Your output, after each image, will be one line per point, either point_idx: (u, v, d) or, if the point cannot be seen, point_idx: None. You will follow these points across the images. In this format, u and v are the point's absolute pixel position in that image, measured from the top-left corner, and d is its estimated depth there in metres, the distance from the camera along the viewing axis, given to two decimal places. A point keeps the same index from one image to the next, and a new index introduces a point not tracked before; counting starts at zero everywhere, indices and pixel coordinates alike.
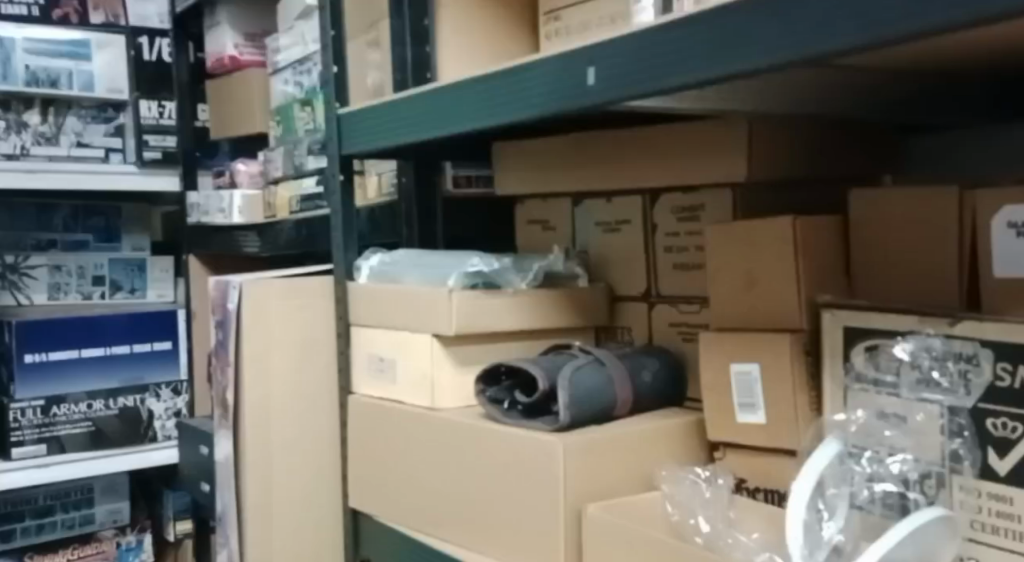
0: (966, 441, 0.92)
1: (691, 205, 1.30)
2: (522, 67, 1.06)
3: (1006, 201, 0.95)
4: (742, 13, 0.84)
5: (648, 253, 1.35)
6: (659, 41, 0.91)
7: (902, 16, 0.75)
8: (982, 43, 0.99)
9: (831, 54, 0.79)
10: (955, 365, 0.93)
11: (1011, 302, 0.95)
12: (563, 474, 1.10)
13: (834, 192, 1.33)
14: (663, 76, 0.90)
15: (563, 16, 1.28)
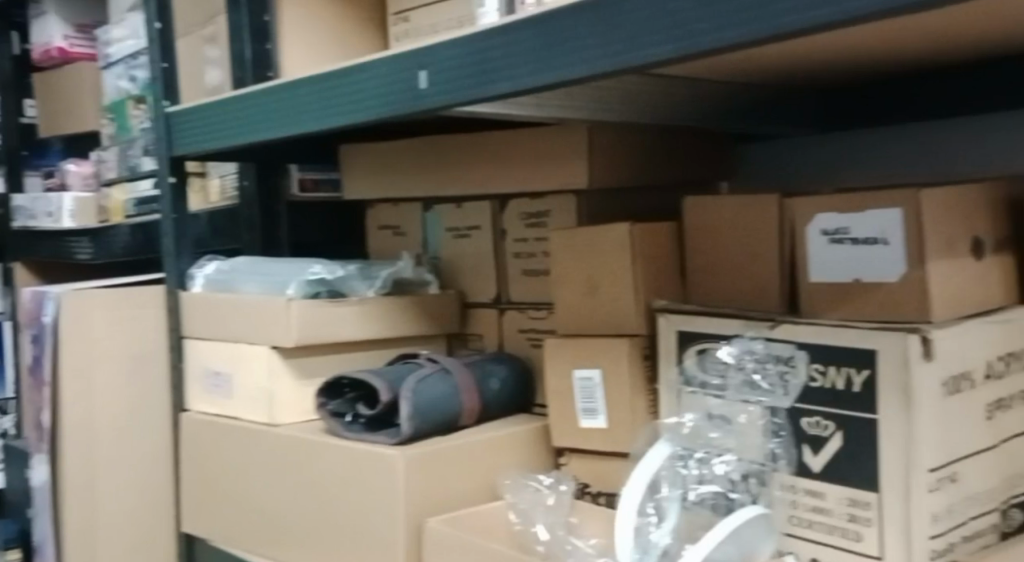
0: (784, 439, 0.96)
1: (537, 211, 1.31)
2: (355, 68, 1.05)
3: (819, 208, 0.99)
4: (565, 21, 0.86)
5: (498, 259, 1.36)
6: (489, 47, 0.92)
7: (712, 29, 0.77)
8: (797, 54, 1.02)
9: (649, 65, 0.81)
10: (775, 367, 0.96)
11: (825, 307, 0.99)
12: (400, 485, 1.09)
13: (671, 199, 1.37)
14: (493, 82, 0.91)
15: (411, 17, 1.28)
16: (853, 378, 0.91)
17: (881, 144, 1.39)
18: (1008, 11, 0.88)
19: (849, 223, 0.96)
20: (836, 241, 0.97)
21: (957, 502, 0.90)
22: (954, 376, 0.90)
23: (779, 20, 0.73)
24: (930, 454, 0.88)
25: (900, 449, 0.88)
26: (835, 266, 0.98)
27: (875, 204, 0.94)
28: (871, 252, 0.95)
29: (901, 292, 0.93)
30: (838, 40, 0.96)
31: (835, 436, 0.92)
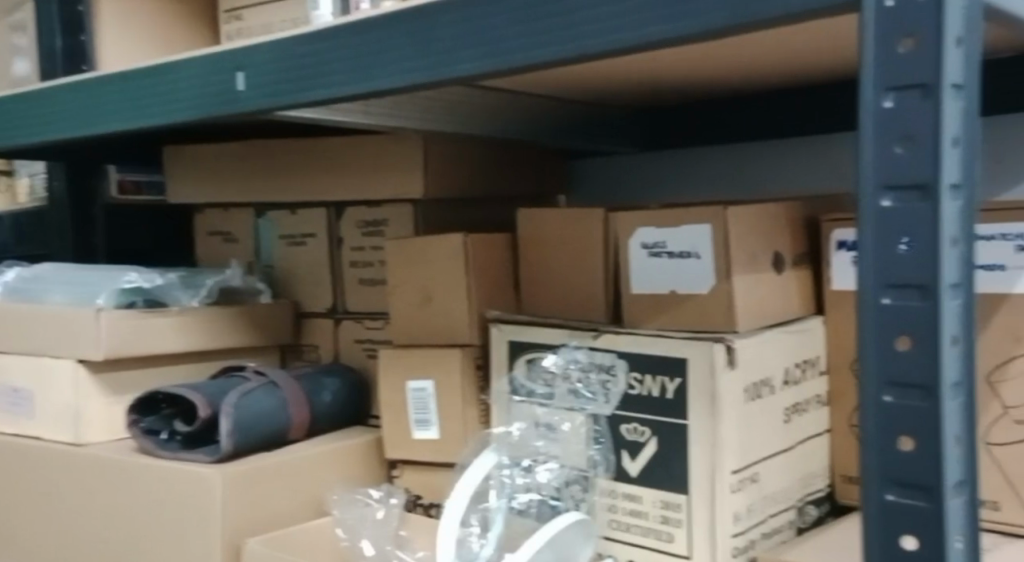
0: (604, 445, 0.98)
1: (374, 220, 1.30)
2: (168, 67, 1.03)
3: (640, 222, 1.02)
4: (381, 29, 0.86)
5: (334, 268, 1.34)
6: (307, 51, 0.91)
7: (525, 46, 0.78)
8: (614, 73, 1.05)
9: (464, 78, 0.82)
10: (597, 376, 0.98)
11: (646, 317, 1.02)
12: (217, 505, 1.07)
13: (506, 211, 1.38)
14: (310, 89, 0.91)
15: (244, 16, 1.26)
16: (667, 385, 0.93)
17: (699, 162, 1.44)
18: (810, 39, 0.92)
19: (666, 238, 0.99)
20: (654, 254, 1.01)
21: (757, 502, 0.94)
22: (755, 383, 0.94)
23: (586, 40, 0.75)
24: (734, 456, 0.91)
25: (707, 452, 0.91)
26: (654, 278, 1.01)
27: (687, 219, 0.98)
28: (683, 265, 0.99)
29: (711, 303, 0.97)
30: (654, 60, 0.99)
31: (650, 442, 0.95)
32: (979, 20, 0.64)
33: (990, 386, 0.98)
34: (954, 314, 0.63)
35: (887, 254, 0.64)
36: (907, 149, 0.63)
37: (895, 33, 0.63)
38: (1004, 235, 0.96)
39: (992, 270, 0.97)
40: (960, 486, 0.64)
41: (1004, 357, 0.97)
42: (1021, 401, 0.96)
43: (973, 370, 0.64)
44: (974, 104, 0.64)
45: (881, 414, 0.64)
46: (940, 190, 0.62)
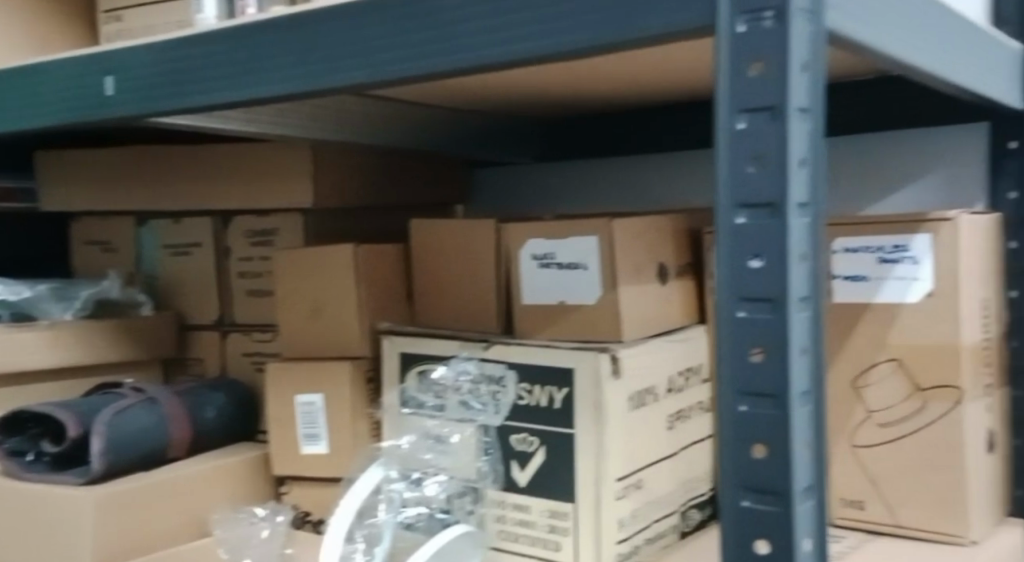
0: (493, 456, 0.99)
1: (262, 229, 1.28)
2: (35, 69, 1.00)
3: (531, 233, 1.02)
4: (257, 38, 0.85)
5: (221, 279, 1.32)
6: (181, 57, 0.90)
7: (408, 56, 0.78)
8: (501, 85, 1.06)
9: (342, 88, 0.82)
10: (487, 388, 0.99)
11: (536, 327, 1.03)
12: (88, 531, 1.04)
13: (400, 220, 1.38)
14: (185, 96, 0.90)
15: (124, 17, 1.23)
16: (554, 395, 0.94)
17: (588, 174, 1.46)
18: (692, 59, 0.94)
19: (555, 249, 1.00)
20: (544, 265, 1.02)
21: (641, 507, 0.96)
22: (639, 392, 0.95)
23: (464, 55, 0.75)
24: (618, 464, 0.93)
25: (592, 461, 0.92)
26: (544, 289, 1.02)
27: (574, 230, 0.99)
28: (571, 277, 1.00)
29: (597, 313, 0.98)
30: (541, 75, 1.00)
31: (538, 451, 0.96)
32: (824, 45, 0.66)
33: (854, 389, 1.03)
34: (803, 326, 0.66)
35: (742, 269, 0.66)
36: (757, 169, 0.65)
37: (745, 58, 0.65)
38: (868, 248, 1.01)
39: (856, 281, 1.02)
40: (809, 490, 0.66)
41: (867, 363, 1.02)
42: (883, 405, 1.02)
43: (821, 378, 0.67)
44: (819, 127, 0.66)
45: (736, 423, 0.66)
46: (787, 209, 0.64)
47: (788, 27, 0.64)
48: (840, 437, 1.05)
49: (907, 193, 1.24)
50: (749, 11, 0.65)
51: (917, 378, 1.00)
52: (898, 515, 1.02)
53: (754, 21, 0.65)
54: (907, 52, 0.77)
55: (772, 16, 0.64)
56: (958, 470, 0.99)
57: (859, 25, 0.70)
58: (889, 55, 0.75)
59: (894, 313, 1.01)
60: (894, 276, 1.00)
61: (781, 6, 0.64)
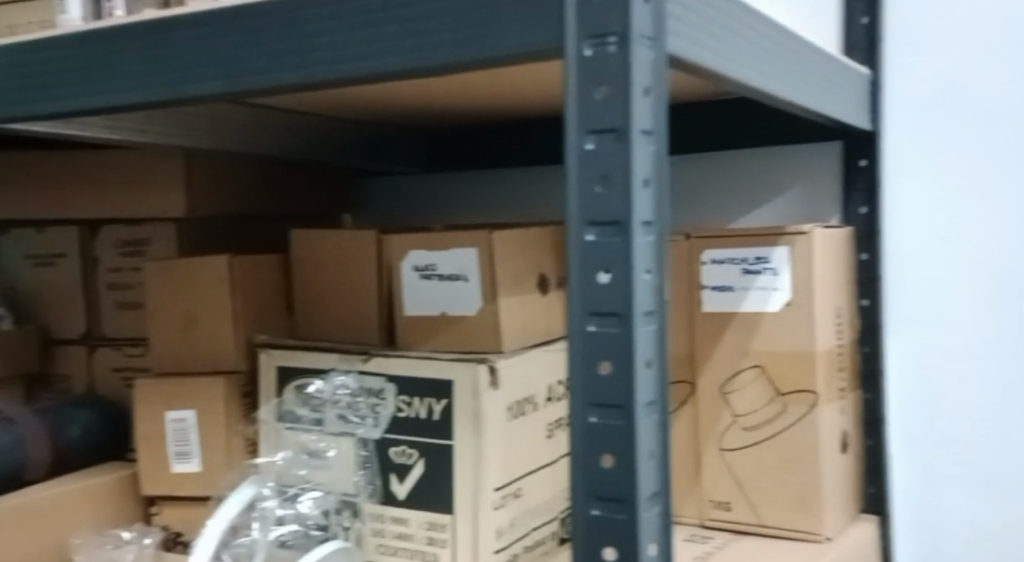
0: (370, 470, 0.98)
1: (133, 239, 1.25)
2: None
3: (411, 244, 1.02)
4: (118, 44, 0.84)
5: (88, 290, 1.28)
6: (42, 59, 0.87)
7: (280, 65, 0.78)
8: (384, 97, 1.06)
9: (212, 95, 0.81)
10: (367, 401, 0.98)
11: (417, 338, 1.03)
12: None
13: (281, 230, 1.36)
14: (46, 98, 0.87)
15: None
16: (433, 407, 0.94)
17: (469, 186, 1.47)
18: None
19: (436, 260, 1.01)
20: (425, 276, 1.02)
21: (518, 516, 0.97)
22: (518, 401, 0.96)
23: (328, 67, 0.76)
24: (496, 473, 0.93)
25: (470, 472, 0.93)
26: (424, 300, 1.02)
27: (454, 242, 1.00)
28: (451, 288, 1.00)
29: (477, 323, 0.99)
30: (423, 90, 1.01)
31: (417, 464, 0.95)
32: (666, 71, 0.69)
33: (721, 396, 1.16)
34: (649, 340, 0.68)
35: (591, 284, 0.67)
36: (604, 188, 0.67)
37: (591, 81, 0.67)
38: (732, 260, 1.14)
39: (723, 290, 1.15)
40: (655, 497, 0.68)
41: (732, 370, 1.15)
42: (747, 409, 1.15)
43: (666, 389, 0.69)
44: (663, 148, 0.68)
45: (586, 433, 0.68)
46: (632, 226, 0.66)
47: (630, 53, 0.66)
48: (710, 441, 1.17)
49: (774, 207, 1.31)
50: (594, 36, 0.67)
51: (777, 384, 1.13)
52: (760, 515, 1.14)
53: (599, 46, 0.67)
54: (752, 79, 0.82)
55: (615, 41, 0.66)
56: (811, 469, 1.12)
57: (708, 53, 0.74)
58: (736, 83, 0.79)
59: (757, 320, 1.14)
60: (755, 286, 1.14)
61: (623, 32, 0.66)
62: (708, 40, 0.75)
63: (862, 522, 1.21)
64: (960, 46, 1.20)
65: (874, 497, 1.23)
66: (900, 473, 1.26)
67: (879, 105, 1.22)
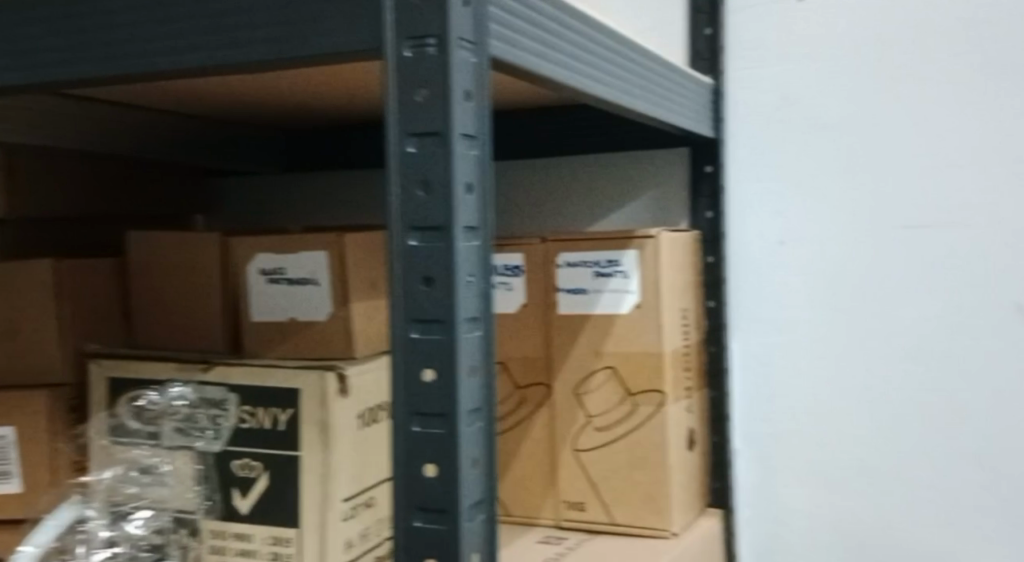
0: (211, 484, 0.92)
1: None
2: None
3: (258, 247, 0.99)
4: None
5: None
6: None
7: (114, 57, 0.74)
8: (230, 98, 1.04)
9: (40, 86, 0.76)
10: (207, 412, 0.92)
11: (264, 346, 0.99)
12: None
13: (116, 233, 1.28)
14: None
15: None
16: (278, 416, 0.89)
17: (321, 189, 1.44)
18: None
19: (284, 264, 0.98)
20: (272, 280, 0.99)
21: (371, 527, 0.92)
22: (371, 408, 0.91)
23: (158, 60, 0.72)
24: (345, 483, 0.89)
25: (317, 482, 0.88)
26: (271, 306, 0.99)
27: (301, 246, 0.97)
28: (299, 292, 0.98)
29: (326, 330, 0.97)
30: (270, 93, 0.99)
31: (261, 477, 0.90)
32: (488, 74, 0.67)
33: (575, 396, 1.17)
34: (473, 348, 0.66)
35: (414, 291, 0.65)
36: (426, 192, 0.65)
37: (411, 84, 0.65)
38: (584, 262, 1.15)
39: (577, 293, 1.16)
40: (478, 506, 0.67)
41: (585, 372, 1.16)
42: (600, 410, 1.16)
43: (492, 397, 0.68)
44: (486, 153, 0.67)
45: (408, 443, 0.66)
46: (454, 232, 0.64)
47: (449, 55, 0.64)
48: (564, 442, 1.17)
49: (625, 214, 1.35)
50: (413, 37, 0.65)
51: (628, 385, 1.15)
52: (613, 513, 1.15)
53: (418, 47, 0.65)
54: (586, 83, 0.83)
55: (434, 43, 0.65)
56: (659, 468, 1.14)
57: (547, 61, 0.76)
58: (573, 89, 0.81)
59: (610, 323, 1.15)
60: (608, 289, 1.15)
61: (441, 35, 0.64)
62: (545, 49, 0.75)
63: (708, 516, 1.26)
64: (793, 59, 1.26)
65: (719, 491, 1.28)
66: (743, 469, 1.30)
67: (720, 111, 1.28)
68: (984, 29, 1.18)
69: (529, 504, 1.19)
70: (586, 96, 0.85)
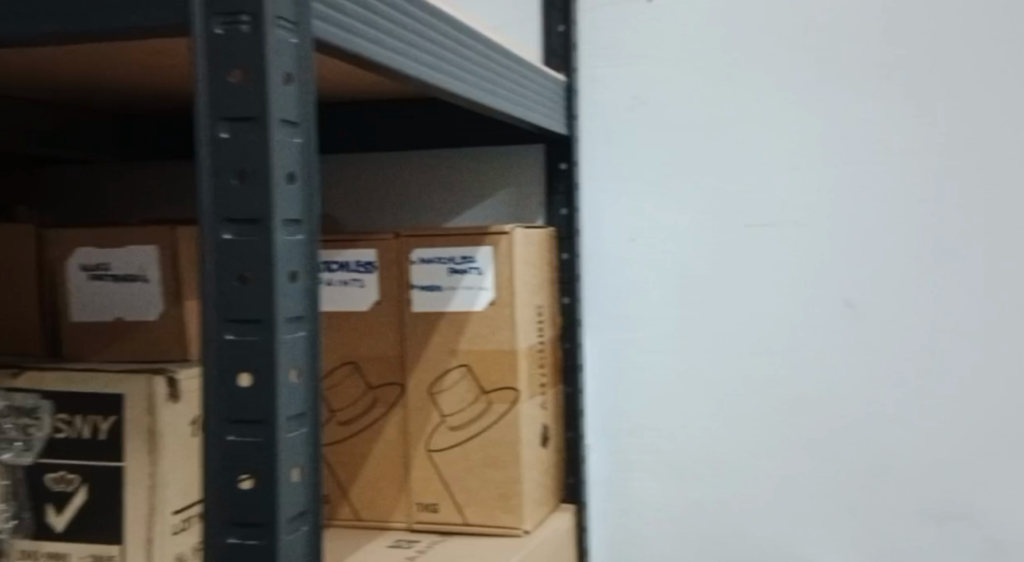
0: (19, 502, 0.83)
1: None
2: None
3: (78, 241, 0.92)
4: None
5: None
6: None
7: None
8: (55, 81, 0.96)
9: None
10: (15, 422, 0.83)
11: (87, 346, 0.93)
12: None
13: None
14: None
15: None
16: (100, 424, 0.82)
17: (161, 180, 1.38)
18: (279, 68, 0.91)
19: (109, 259, 0.92)
20: (95, 276, 0.92)
21: (201, 538, 0.87)
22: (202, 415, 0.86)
23: None
24: (176, 494, 0.83)
25: (143, 491, 0.81)
26: (94, 305, 0.92)
27: (131, 240, 0.91)
28: (127, 290, 0.92)
29: (159, 331, 0.91)
30: (102, 76, 0.92)
31: (79, 491, 0.83)
32: (313, 57, 0.63)
33: (429, 396, 1.13)
34: (296, 349, 0.62)
35: (228, 288, 0.61)
36: (241, 181, 0.60)
37: (225, 64, 0.60)
38: (439, 258, 1.12)
39: (430, 290, 1.13)
40: (300, 518, 0.63)
41: (440, 371, 1.13)
42: (453, 410, 1.13)
43: (316, 401, 0.64)
44: (311, 141, 0.63)
45: (222, 452, 0.61)
46: (273, 225, 0.60)
47: (265, 35, 0.60)
48: (417, 443, 1.14)
49: (480, 211, 1.33)
50: (224, 14, 0.60)
51: (482, 382, 1.13)
52: (466, 514, 1.13)
53: (231, 25, 0.60)
54: (429, 73, 0.81)
55: (248, 21, 0.60)
56: (513, 465, 1.12)
57: (388, 51, 0.73)
58: (414, 79, 0.78)
59: (464, 320, 1.12)
60: (462, 286, 1.12)
61: (256, 12, 0.60)
62: (385, 38, 0.72)
63: (561, 512, 1.24)
64: (647, 54, 1.26)
65: (573, 487, 1.26)
66: (596, 464, 1.30)
67: (573, 107, 1.26)
68: (824, 34, 1.21)
69: (380, 508, 1.15)
70: (428, 87, 0.82)
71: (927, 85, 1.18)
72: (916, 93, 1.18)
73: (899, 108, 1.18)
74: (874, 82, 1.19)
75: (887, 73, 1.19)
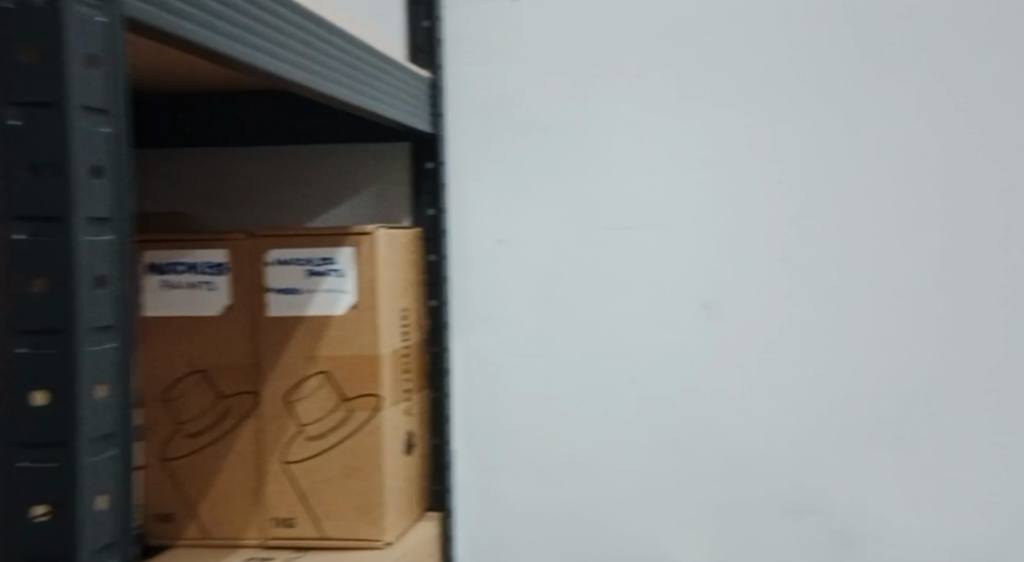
0: None
1: None
2: None
3: None
4: None
5: None
6: None
7: None
8: None
9: None
10: None
11: None
12: None
13: None
14: None
15: None
16: None
17: None
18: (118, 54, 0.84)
19: None
20: None
21: None
22: None
23: None
24: None
25: None
26: None
27: None
28: None
29: None
30: None
31: None
32: (122, 39, 0.58)
33: (286, 405, 1.08)
34: (103, 362, 0.56)
35: (21, 295, 0.55)
36: (36, 175, 0.54)
37: (12, 41, 0.54)
38: (297, 260, 1.07)
39: (288, 294, 1.07)
40: (107, 549, 0.57)
41: (297, 378, 1.07)
42: (311, 419, 1.08)
43: (128, 418, 0.58)
44: (121, 131, 0.57)
45: (14, 479, 0.55)
46: (73, 224, 0.54)
47: (61, 11, 0.54)
48: (273, 454, 1.08)
49: (342, 210, 1.27)
50: None
51: (342, 389, 1.07)
52: (324, 528, 1.08)
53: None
54: (277, 65, 0.76)
55: None
56: (374, 475, 1.07)
57: (227, 37, 0.68)
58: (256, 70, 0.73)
59: (323, 325, 1.07)
60: (322, 289, 1.07)
61: None
62: (215, 23, 0.67)
63: (426, 521, 1.19)
64: (515, 52, 1.23)
65: (438, 494, 1.22)
66: (463, 471, 1.26)
67: (439, 104, 1.21)
68: (691, 37, 1.20)
69: (232, 524, 1.09)
70: (278, 80, 0.78)
71: (788, 89, 1.19)
72: (778, 97, 1.19)
73: (758, 113, 1.19)
74: (739, 86, 1.20)
75: (751, 77, 1.20)
